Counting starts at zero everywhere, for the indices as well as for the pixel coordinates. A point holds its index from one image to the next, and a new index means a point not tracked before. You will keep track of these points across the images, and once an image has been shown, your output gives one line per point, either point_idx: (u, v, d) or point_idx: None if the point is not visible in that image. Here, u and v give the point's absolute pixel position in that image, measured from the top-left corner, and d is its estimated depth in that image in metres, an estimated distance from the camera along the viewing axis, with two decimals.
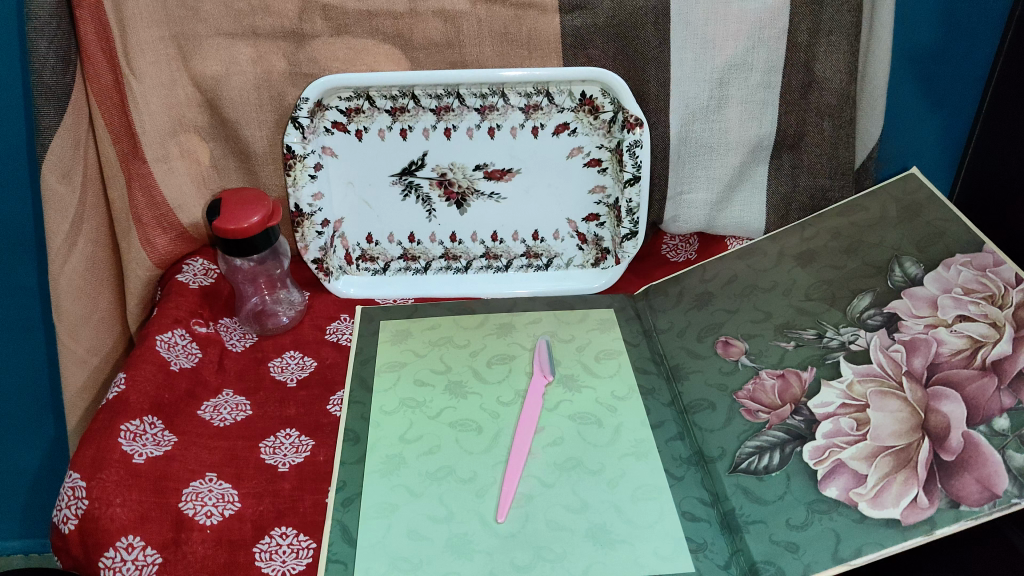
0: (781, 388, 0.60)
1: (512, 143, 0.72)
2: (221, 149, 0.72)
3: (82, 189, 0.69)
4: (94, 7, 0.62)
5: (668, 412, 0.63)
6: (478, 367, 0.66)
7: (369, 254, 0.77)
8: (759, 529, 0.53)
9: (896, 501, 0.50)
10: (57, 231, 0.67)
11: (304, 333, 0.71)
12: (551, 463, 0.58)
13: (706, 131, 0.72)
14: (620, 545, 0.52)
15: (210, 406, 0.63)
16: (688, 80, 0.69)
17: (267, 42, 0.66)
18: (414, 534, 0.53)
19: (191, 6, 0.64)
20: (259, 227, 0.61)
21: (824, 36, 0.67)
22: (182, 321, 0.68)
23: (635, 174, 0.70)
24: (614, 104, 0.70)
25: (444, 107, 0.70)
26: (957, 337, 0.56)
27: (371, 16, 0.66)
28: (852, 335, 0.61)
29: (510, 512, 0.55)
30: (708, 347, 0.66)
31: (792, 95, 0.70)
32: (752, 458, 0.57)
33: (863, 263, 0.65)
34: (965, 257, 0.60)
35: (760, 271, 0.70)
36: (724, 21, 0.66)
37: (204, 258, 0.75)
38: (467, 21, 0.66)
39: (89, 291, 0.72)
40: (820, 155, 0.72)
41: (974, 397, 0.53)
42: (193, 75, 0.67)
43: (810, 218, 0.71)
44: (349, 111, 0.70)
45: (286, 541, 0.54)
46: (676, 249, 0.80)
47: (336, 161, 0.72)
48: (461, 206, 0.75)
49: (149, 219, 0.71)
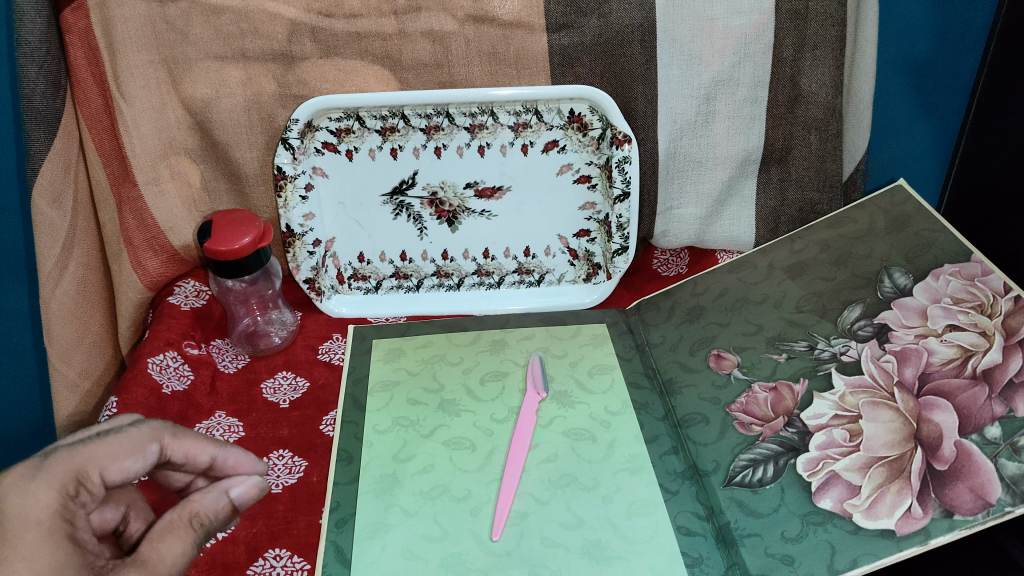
0: (774, 401, 0.60)
1: (502, 161, 0.73)
2: (211, 170, 0.72)
3: (74, 213, 0.69)
4: (84, 32, 0.64)
5: (662, 426, 0.63)
6: (471, 385, 0.66)
7: (361, 274, 0.76)
8: (754, 542, 0.52)
9: (890, 512, 0.50)
10: (48, 255, 0.67)
11: (297, 353, 0.71)
12: (545, 480, 0.58)
13: (694, 147, 0.72)
14: (617, 562, 0.52)
15: (202, 429, 0.63)
16: (676, 96, 0.70)
17: (256, 65, 0.67)
18: (409, 554, 0.53)
19: (180, 29, 0.65)
20: (250, 248, 0.61)
21: (809, 50, 0.68)
22: (174, 344, 0.68)
23: (624, 191, 0.71)
24: (603, 121, 0.71)
25: (434, 126, 0.71)
26: (947, 347, 0.57)
27: (360, 37, 0.66)
28: (843, 346, 0.61)
29: (505, 530, 0.54)
30: (700, 361, 0.66)
31: (779, 109, 0.71)
32: (747, 471, 0.57)
33: (852, 274, 0.65)
34: (954, 266, 0.61)
35: (750, 284, 0.70)
36: (710, 37, 0.67)
37: (195, 280, 0.75)
38: (455, 42, 0.67)
39: (79, 316, 0.71)
40: (809, 167, 0.73)
41: (965, 407, 0.53)
42: (183, 98, 0.67)
43: (799, 231, 0.72)
44: (339, 131, 0.70)
45: (280, 563, 0.53)
46: (667, 263, 0.81)
47: (327, 181, 0.72)
48: (452, 223, 0.75)
49: (140, 242, 0.71)
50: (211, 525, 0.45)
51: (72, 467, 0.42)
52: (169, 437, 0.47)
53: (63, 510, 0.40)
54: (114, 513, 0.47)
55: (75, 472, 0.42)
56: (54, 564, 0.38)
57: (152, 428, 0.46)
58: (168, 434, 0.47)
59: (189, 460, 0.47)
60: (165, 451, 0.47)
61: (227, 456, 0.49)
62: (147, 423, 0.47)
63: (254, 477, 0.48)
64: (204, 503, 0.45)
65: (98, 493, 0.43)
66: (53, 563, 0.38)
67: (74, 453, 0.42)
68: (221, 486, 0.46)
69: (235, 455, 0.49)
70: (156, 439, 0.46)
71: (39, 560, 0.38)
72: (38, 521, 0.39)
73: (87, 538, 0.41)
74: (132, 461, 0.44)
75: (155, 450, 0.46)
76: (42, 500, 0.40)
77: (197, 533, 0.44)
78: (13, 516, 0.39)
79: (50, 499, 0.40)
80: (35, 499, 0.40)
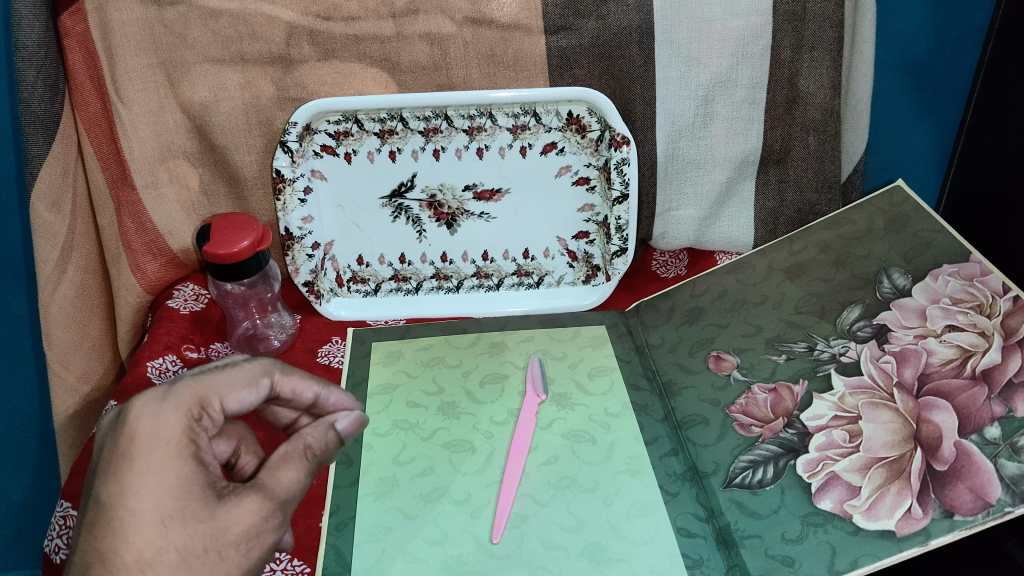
0: (773, 402, 0.60)
1: (501, 163, 0.73)
2: (210, 174, 0.72)
3: (72, 217, 0.69)
4: (82, 36, 0.63)
5: (661, 428, 0.63)
6: (471, 388, 0.66)
7: (360, 276, 0.76)
8: (755, 543, 0.52)
9: (891, 512, 0.50)
10: (46, 259, 0.67)
11: (296, 356, 0.71)
12: (544, 482, 0.58)
13: (692, 148, 0.72)
14: (617, 563, 0.52)
15: None
16: (675, 98, 0.70)
17: (255, 68, 0.67)
18: (409, 557, 0.53)
19: (179, 33, 0.64)
20: (249, 251, 0.61)
21: (807, 52, 0.68)
22: (173, 347, 0.68)
23: (622, 192, 0.71)
24: (601, 123, 0.71)
25: (432, 129, 0.71)
26: (947, 347, 0.57)
27: (358, 40, 0.66)
28: (843, 347, 0.61)
29: (505, 533, 0.54)
30: (699, 362, 0.66)
31: (777, 111, 0.71)
32: (746, 472, 0.57)
33: (851, 275, 0.65)
34: (953, 267, 0.61)
35: (749, 285, 0.70)
36: (709, 39, 0.67)
37: (194, 283, 0.75)
38: (454, 44, 0.67)
39: (78, 320, 0.71)
40: (807, 169, 0.73)
41: (964, 407, 0.53)
42: (181, 101, 0.67)
43: (798, 231, 0.72)
44: (337, 134, 0.70)
45: (280, 566, 0.54)
46: (665, 265, 0.81)
47: (326, 184, 0.72)
48: (451, 226, 0.75)
49: (138, 245, 0.71)
50: (323, 455, 0.46)
51: (194, 394, 0.43)
52: (279, 374, 0.47)
53: (187, 432, 0.41)
54: (227, 446, 0.50)
55: (197, 399, 0.43)
56: (180, 481, 0.40)
57: (262, 365, 0.47)
58: (277, 371, 0.47)
59: (296, 396, 0.48)
60: (276, 387, 0.47)
61: (330, 394, 0.50)
62: (258, 359, 0.47)
63: (355, 411, 0.49)
64: (316, 435, 0.46)
65: (217, 421, 0.44)
66: (180, 479, 0.40)
67: (196, 381, 0.44)
68: (327, 421, 0.48)
69: (336, 394, 0.50)
70: (267, 374, 0.47)
71: (169, 476, 0.39)
72: (165, 441, 0.40)
73: (209, 460, 0.42)
74: (247, 392, 0.45)
75: (266, 385, 0.47)
76: (169, 422, 0.41)
77: (312, 460, 0.45)
78: (145, 436, 0.40)
79: (176, 422, 0.41)
80: (165, 423, 0.41)
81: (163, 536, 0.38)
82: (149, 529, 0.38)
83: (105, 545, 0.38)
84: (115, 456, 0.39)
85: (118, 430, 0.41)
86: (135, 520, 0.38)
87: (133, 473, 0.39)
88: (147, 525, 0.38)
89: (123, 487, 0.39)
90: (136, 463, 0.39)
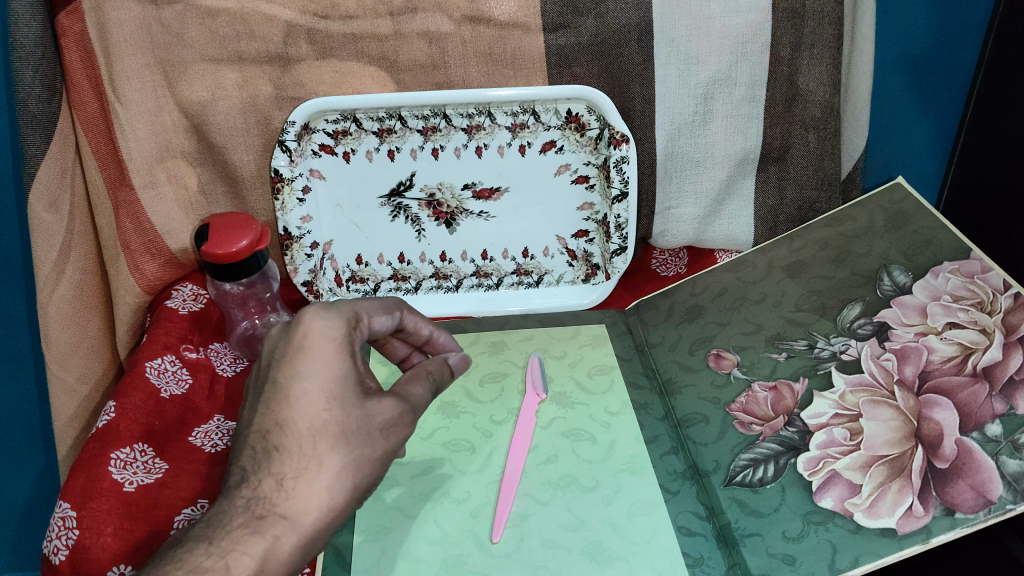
0: (774, 400, 0.60)
1: (501, 162, 0.72)
2: (208, 173, 0.72)
3: (70, 217, 0.69)
4: (79, 35, 0.63)
5: (661, 426, 0.63)
6: (470, 387, 0.66)
7: (359, 276, 0.76)
8: (755, 542, 0.52)
9: (891, 510, 0.50)
10: (45, 259, 0.67)
11: None
12: (544, 481, 0.58)
13: (692, 146, 0.72)
14: (617, 563, 0.52)
15: (201, 432, 0.62)
16: (675, 96, 0.70)
17: (252, 67, 0.67)
18: (408, 557, 0.53)
19: (176, 32, 0.64)
20: (248, 250, 0.61)
21: (806, 49, 0.68)
22: (171, 347, 0.67)
23: (622, 190, 0.71)
24: (600, 121, 0.71)
25: (430, 127, 0.71)
26: (947, 345, 0.56)
27: (356, 39, 0.66)
28: (843, 344, 0.61)
29: (505, 533, 0.54)
30: (700, 360, 0.66)
31: (777, 108, 0.70)
32: (747, 470, 0.56)
33: (852, 272, 0.65)
34: (953, 265, 0.61)
35: (749, 283, 0.70)
36: (707, 36, 0.67)
37: (193, 283, 0.74)
38: (451, 43, 0.67)
39: (77, 320, 0.70)
40: (806, 166, 0.73)
41: (965, 405, 0.52)
42: (179, 101, 0.67)
43: (798, 229, 0.71)
44: (336, 133, 0.70)
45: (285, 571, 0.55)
46: (665, 263, 0.82)
47: (325, 183, 0.72)
48: (450, 225, 0.75)
49: (138, 244, 0.70)
50: (439, 381, 0.49)
51: (351, 309, 0.46)
52: (407, 311, 0.51)
53: (349, 336, 0.45)
54: None
55: (353, 312, 0.46)
56: (343, 371, 0.43)
57: (394, 300, 0.51)
58: (405, 308, 0.51)
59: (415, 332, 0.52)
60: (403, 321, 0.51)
61: (440, 333, 0.54)
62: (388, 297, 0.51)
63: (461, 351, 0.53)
64: (434, 364, 0.49)
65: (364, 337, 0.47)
66: (343, 369, 0.43)
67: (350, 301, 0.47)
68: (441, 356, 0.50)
69: (444, 335, 0.54)
70: (398, 308, 0.50)
71: (334, 366, 0.43)
72: (331, 337, 0.44)
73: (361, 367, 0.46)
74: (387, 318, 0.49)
75: (398, 317, 0.50)
76: (333, 327, 0.44)
77: (432, 384, 0.48)
78: (315, 335, 0.44)
79: (339, 328, 0.44)
80: (330, 327, 0.44)
81: (328, 410, 0.42)
82: (319, 403, 0.42)
83: (281, 415, 0.42)
84: (290, 347, 0.43)
85: (290, 330, 0.44)
86: (308, 396, 0.42)
87: (306, 360, 0.43)
88: (317, 402, 0.42)
89: (296, 371, 0.43)
90: (308, 352, 0.43)
